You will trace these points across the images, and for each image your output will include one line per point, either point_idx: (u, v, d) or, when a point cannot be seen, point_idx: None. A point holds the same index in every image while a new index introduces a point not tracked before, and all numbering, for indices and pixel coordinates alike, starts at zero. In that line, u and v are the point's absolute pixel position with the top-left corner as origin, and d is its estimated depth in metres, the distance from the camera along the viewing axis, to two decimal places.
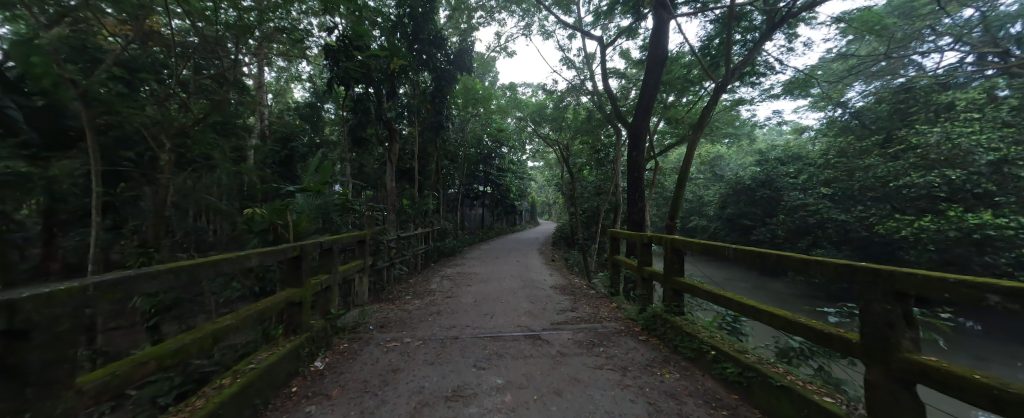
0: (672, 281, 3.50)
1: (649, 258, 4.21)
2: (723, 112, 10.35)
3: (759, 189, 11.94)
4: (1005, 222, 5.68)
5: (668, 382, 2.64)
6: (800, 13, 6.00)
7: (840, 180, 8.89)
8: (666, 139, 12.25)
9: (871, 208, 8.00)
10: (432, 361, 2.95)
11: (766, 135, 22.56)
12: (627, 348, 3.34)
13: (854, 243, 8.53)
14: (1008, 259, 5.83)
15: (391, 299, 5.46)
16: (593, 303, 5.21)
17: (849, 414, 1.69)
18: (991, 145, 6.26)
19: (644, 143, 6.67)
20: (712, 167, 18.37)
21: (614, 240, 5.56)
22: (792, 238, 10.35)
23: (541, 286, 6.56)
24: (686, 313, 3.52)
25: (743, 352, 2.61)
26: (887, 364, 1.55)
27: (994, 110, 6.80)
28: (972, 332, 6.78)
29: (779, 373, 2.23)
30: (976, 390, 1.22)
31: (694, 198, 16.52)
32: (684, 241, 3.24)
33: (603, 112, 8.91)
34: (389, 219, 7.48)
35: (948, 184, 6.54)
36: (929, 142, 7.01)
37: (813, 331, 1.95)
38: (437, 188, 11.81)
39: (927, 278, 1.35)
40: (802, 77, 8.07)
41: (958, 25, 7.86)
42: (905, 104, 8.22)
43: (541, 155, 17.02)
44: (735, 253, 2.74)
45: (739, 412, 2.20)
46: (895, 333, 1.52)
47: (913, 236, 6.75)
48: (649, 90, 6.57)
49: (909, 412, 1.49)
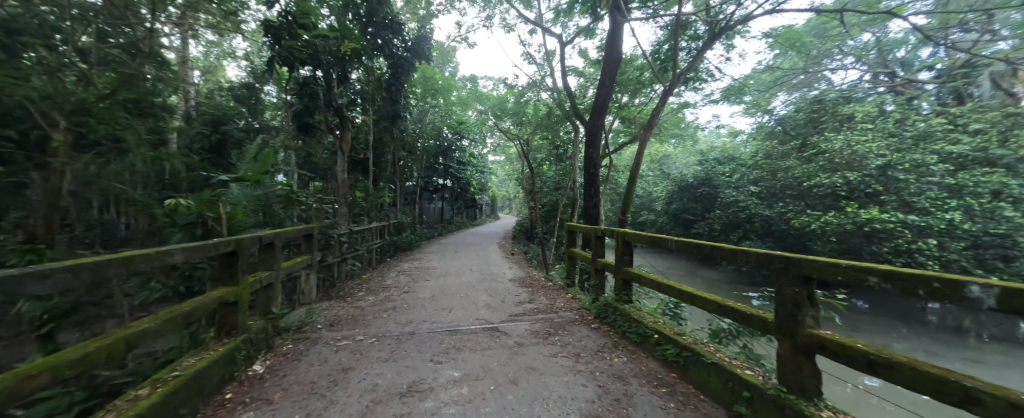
0: (623, 271, 3.71)
1: (602, 251, 4.41)
2: (671, 114, 11.09)
3: (700, 188, 12.99)
4: (893, 218, 6.62)
5: (616, 365, 2.82)
6: (736, 25, 6.54)
7: (765, 179, 9.95)
8: (620, 139, 12.84)
9: (790, 205, 9.08)
10: (386, 357, 2.87)
11: (706, 139, 24.55)
12: (580, 335, 3.51)
13: (776, 235, 9.66)
14: (888, 248, 6.93)
15: (343, 296, 5.21)
16: (550, 295, 5.38)
17: (765, 386, 1.93)
18: (879, 151, 7.33)
19: (600, 140, 6.95)
20: (660, 165, 19.57)
21: (571, 233, 5.76)
22: (727, 231, 11.44)
23: (499, 279, 6.62)
24: (634, 301, 3.77)
25: (681, 334, 2.86)
26: (794, 339, 1.79)
27: (884, 122, 7.97)
28: (860, 310, 8.00)
29: (710, 352, 2.48)
30: (858, 357, 1.46)
31: (644, 194, 17.60)
32: (633, 234, 3.44)
33: (561, 109, 9.12)
34: (340, 212, 7.06)
35: (848, 184, 7.62)
36: (834, 147, 8.12)
37: (738, 313, 2.20)
38: (394, 180, 11.36)
39: (825, 264, 1.60)
40: (737, 85, 8.87)
41: (859, 47, 9.20)
42: (817, 114, 9.43)
43: (503, 151, 16.97)
44: (676, 245, 2.97)
45: (676, 389, 2.43)
46: (801, 312, 1.76)
47: (820, 229, 7.79)
48: (605, 91, 6.83)
49: (810, 379, 1.74)
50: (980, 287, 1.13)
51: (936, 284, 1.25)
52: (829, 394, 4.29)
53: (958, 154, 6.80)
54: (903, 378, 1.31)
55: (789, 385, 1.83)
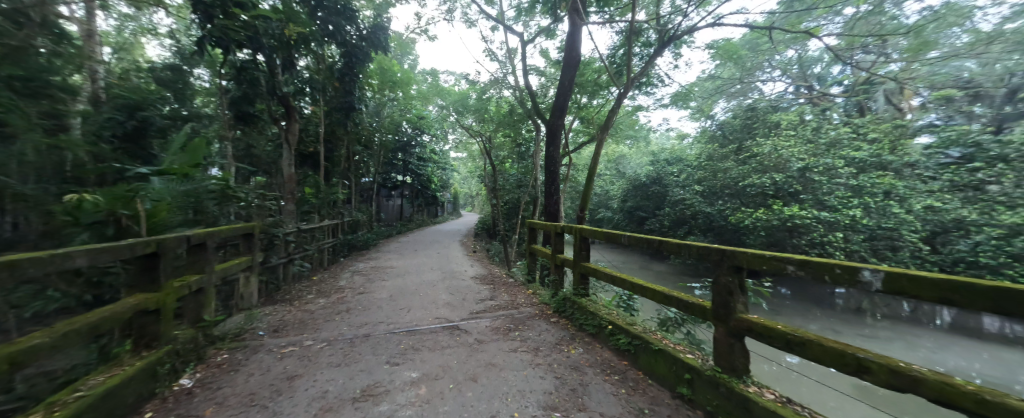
0: (580, 266, 3.85)
1: (561, 247, 4.53)
2: (625, 116, 11.65)
3: (652, 187, 13.81)
4: (811, 215, 7.50)
5: (573, 356, 2.93)
6: (683, 35, 7.02)
7: (708, 179, 10.76)
8: (579, 138, 13.24)
9: (728, 202, 9.96)
10: (338, 362, 2.73)
11: (657, 140, 26.10)
12: (539, 330, 3.59)
13: (716, 230, 10.55)
14: (805, 241, 7.82)
15: (289, 299, 4.85)
16: (511, 291, 5.43)
17: (703, 367, 2.11)
18: (799, 156, 8.28)
19: (559, 139, 7.11)
20: (616, 164, 20.46)
21: (532, 230, 5.84)
22: (675, 227, 12.28)
23: (460, 277, 6.56)
24: (591, 294, 3.93)
25: (633, 324, 3.03)
26: (727, 324, 1.99)
27: (805, 129, 9.00)
28: (784, 295, 9.02)
29: (657, 339, 2.67)
30: (778, 336, 1.66)
31: (602, 192, 18.33)
32: (591, 230, 3.58)
33: (523, 107, 9.17)
34: (287, 209, 6.55)
35: (775, 184, 8.52)
36: (764, 151, 9.02)
37: (682, 303, 2.39)
38: (347, 176, 10.76)
39: (754, 255, 1.79)
40: (684, 91, 9.51)
41: (785, 62, 10.33)
42: (751, 121, 10.41)
43: (464, 147, 16.75)
44: (629, 240, 3.14)
45: (627, 375, 2.58)
46: (733, 299, 1.95)
47: (752, 224, 8.64)
48: (564, 91, 7.01)
49: (740, 358, 1.95)
50: (871, 272, 1.35)
51: (838, 270, 1.46)
52: (756, 372, 4.79)
53: (860, 159, 7.91)
54: (814, 353, 1.51)
55: (723, 365, 2.03)
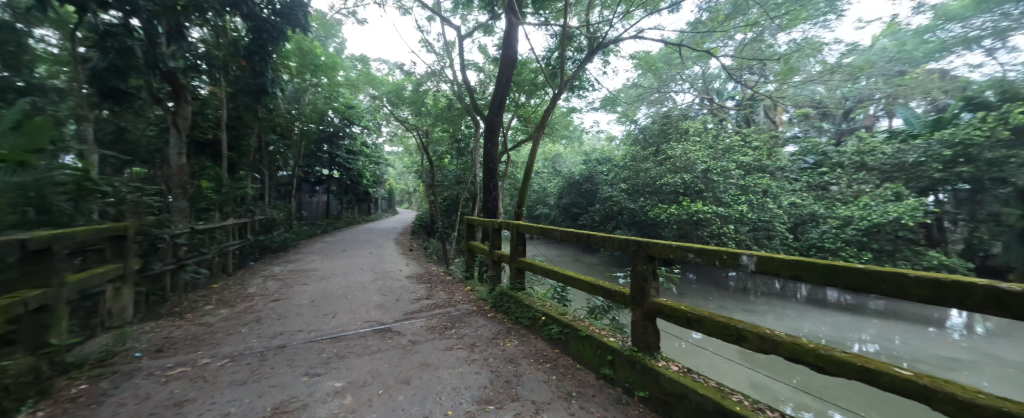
0: (516, 261, 3.93)
1: (498, 243, 4.57)
2: (561, 116, 12.18)
3: (585, 184, 14.71)
4: (713, 211, 8.68)
5: (508, 349, 2.99)
6: (610, 44, 7.57)
7: (631, 178, 11.79)
8: (518, 136, 13.48)
9: (647, 199, 11.06)
10: (244, 379, 2.40)
11: (590, 140, 27.82)
12: (476, 326, 3.59)
13: (638, 224, 11.63)
14: (705, 233, 9.03)
15: (181, 312, 4.13)
16: (448, 289, 5.32)
17: (623, 348, 2.33)
18: (703, 159, 9.52)
19: (498, 136, 7.13)
20: (553, 162, 21.28)
21: (470, 227, 5.80)
22: (604, 222, 13.23)
23: (394, 277, 6.25)
24: (526, 288, 4.05)
25: (564, 314, 3.20)
26: (642, 307, 2.22)
27: (709, 136, 10.34)
28: (690, 280, 10.34)
29: (584, 326, 2.87)
30: (680, 316, 1.92)
31: (539, 189, 18.96)
32: (526, 225, 3.68)
33: (462, 102, 8.98)
34: (177, 206, 5.53)
35: (685, 184, 9.68)
36: (676, 154, 10.16)
37: (606, 291, 2.60)
38: (259, 168, 9.47)
39: (664, 245, 2.02)
40: (611, 97, 10.25)
41: (693, 77, 11.81)
42: (667, 127, 11.64)
43: (399, 141, 15.89)
44: (561, 234, 3.30)
45: (558, 361, 2.73)
46: (647, 285, 2.17)
47: (666, 219, 9.71)
48: (502, 89, 7.05)
49: (652, 337, 2.19)
50: (747, 256, 1.63)
51: (724, 256, 1.74)
52: (667, 349, 5.42)
53: (747, 163, 9.38)
54: (708, 328, 1.77)
55: (638, 345, 2.26)
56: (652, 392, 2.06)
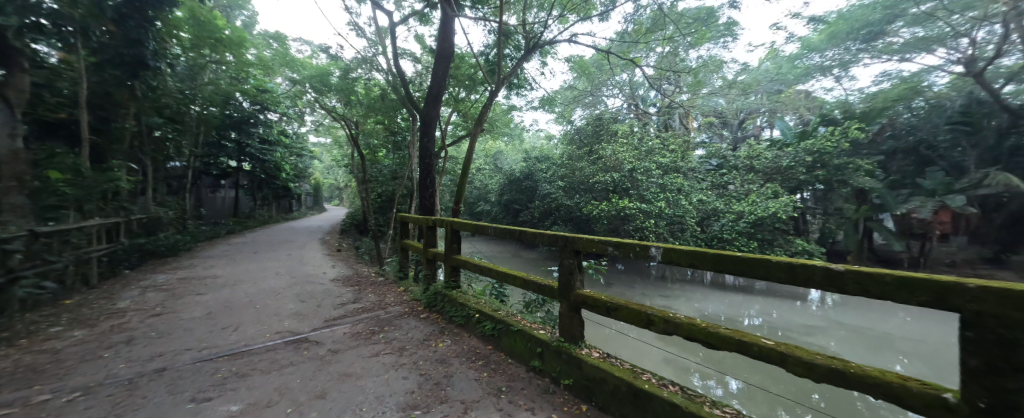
0: (451, 259, 3.84)
1: (434, 241, 4.42)
2: (501, 114, 12.17)
3: (525, 181, 15.02)
4: (637, 207, 9.47)
5: (440, 350, 2.91)
6: (545, 45, 7.80)
7: (568, 176, 12.31)
8: (458, 131, 13.19)
9: (580, 196, 11.66)
10: (102, 415, 1.97)
11: (531, 137, 28.42)
12: (407, 328, 3.43)
13: (574, 220, 12.24)
14: (630, 227, 9.84)
15: (13, 338, 3.25)
16: (379, 291, 5.01)
17: (552, 339, 2.42)
18: (629, 159, 10.33)
19: (435, 130, 6.84)
20: (494, 159, 21.34)
21: (403, 224, 5.52)
22: (543, 218, 13.67)
23: (317, 281, 5.69)
24: (461, 286, 3.99)
25: (498, 310, 3.22)
26: (569, 299, 2.31)
27: (635, 139, 11.22)
28: (618, 270, 11.23)
29: (516, 320, 2.92)
30: (601, 306, 2.06)
31: (480, 186, 18.87)
32: (461, 223, 3.62)
33: (398, 94, 8.44)
34: (6, 203, 4.20)
35: (614, 182, 10.43)
36: (607, 155, 10.81)
37: (536, 285, 2.67)
38: (138, 157, 7.84)
39: (588, 240, 2.13)
40: (549, 99, 10.55)
41: (621, 83, 12.74)
42: (599, 128, 12.19)
43: (324, 132, 14.46)
44: (496, 231, 3.30)
45: (490, 358, 2.73)
46: (573, 277, 2.28)
47: (597, 214, 10.35)
48: (438, 81, 6.80)
49: (577, 328, 2.31)
50: (656, 248, 1.81)
51: (637, 248, 1.90)
52: (593, 337, 5.76)
53: (665, 163, 10.41)
54: (624, 315, 1.92)
55: (565, 336, 2.37)
56: (575, 380, 2.18)
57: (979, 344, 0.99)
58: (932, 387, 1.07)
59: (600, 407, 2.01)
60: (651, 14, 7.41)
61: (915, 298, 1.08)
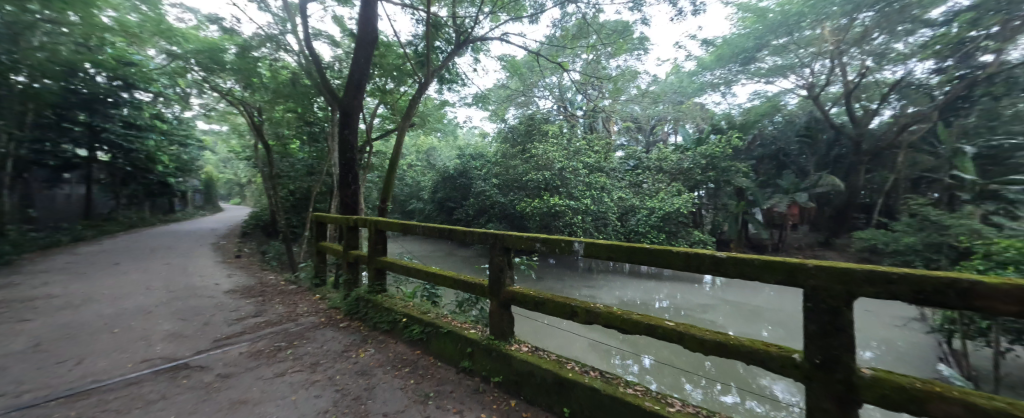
0: (374, 261, 3.56)
1: (355, 242, 4.06)
2: (432, 108, 11.71)
3: (459, 179, 14.76)
4: (566, 204, 9.99)
5: (361, 360, 2.68)
6: (477, 41, 7.67)
7: (502, 174, 12.33)
8: (385, 125, 12.33)
9: (513, 193, 11.83)
10: None
11: (465, 135, 28.06)
12: (323, 340, 3.09)
13: (507, 217, 12.44)
14: (560, 223, 10.33)
15: None
16: (289, 301, 4.43)
17: (483, 338, 2.39)
18: (559, 158, 10.81)
19: (358, 122, 6.24)
20: (427, 155, 20.58)
21: (319, 225, 4.96)
22: (477, 216, 13.59)
23: (207, 294, 4.81)
24: (388, 290, 3.73)
25: (427, 312, 3.08)
26: (499, 296, 2.30)
27: (564, 139, 11.78)
28: (550, 264, 11.74)
29: (447, 321, 2.82)
30: (529, 301, 2.09)
31: (412, 183, 18.05)
32: (386, 222, 3.38)
33: (313, 80, 7.50)
34: None
35: (545, 180, 10.86)
36: (539, 154, 11.07)
37: (467, 284, 2.60)
38: None
39: (518, 237, 2.15)
40: (482, 96, 10.47)
41: (551, 85, 13.29)
42: (531, 128, 12.48)
43: (218, 119, 12.29)
44: (424, 230, 3.13)
45: (418, 363, 2.59)
46: (503, 274, 2.27)
47: (530, 211, 10.59)
48: (360, 69, 6.16)
49: (507, 324, 2.32)
50: (579, 243, 1.90)
51: (562, 243, 1.97)
52: (523, 334, 5.88)
53: (590, 163, 11.12)
54: (551, 309, 1.97)
55: (496, 333, 2.36)
56: (504, 376, 2.19)
57: (814, 312, 1.21)
58: (786, 350, 1.30)
59: (528, 400, 2.04)
60: (576, 22, 7.86)
61: (772, 277, 1.30)
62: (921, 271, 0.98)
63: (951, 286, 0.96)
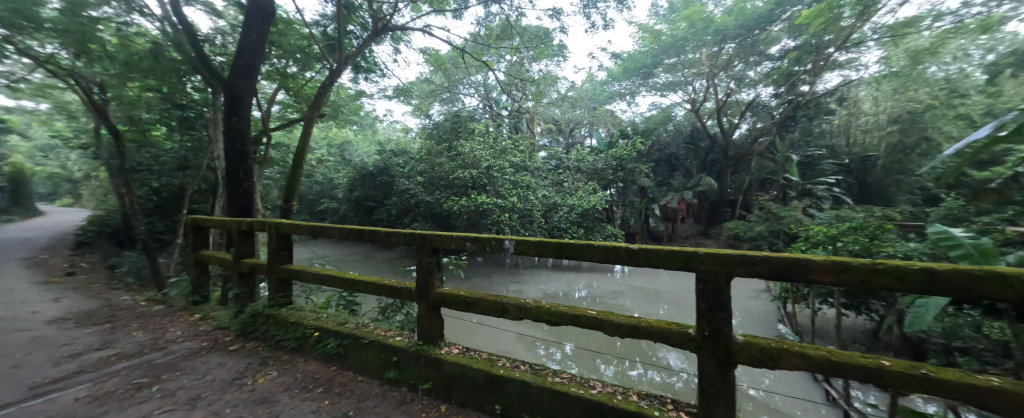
0: (277, 270, 3.08)
1: (250, 249, 3.46)
2: (346, 99, 10.68)
3: (379, 176, 13.78)
4: (494, 202, 10.06)
5: (260, 387, 2.28)
6: (396, 29, 7.19)
7: (428, 172, 11.82)
8: (289, 114, 10.85)
9: (439, 193, 11.39)
10: None
11: (385, 129, 26.30)
12: (206, 369, 2.56)
13: (434, 217, 12.04)
14: (488, 221, 10.39)
15: None
16: (153, 326, 3.57)
17: (410, 345, 2.24)
18: (486, 156, 10.82)
19: (250, 108, 5.31)
20: (341, 150, 18.79)
21: (200, 231, 4.11)
22: (401, 216, 12.86)
23: (20, 328, 3.60)
24: (294, 302, 3.26)
25: (344, 323, 2.77)
26: (428, 300, 2.17)
27: (490, 138, 11.76)
28: (478, 262, 11.73)
29: (369, 331, 2.57)
30: (459, 302, 2.02)
31: (324, 180, 16.34)
32: (290, 224, 2.94)
33: (188, 55, 6.16)
34: None
35: (472, 179, 10.78)
36: (466, 151, 10.94)
37: (390, 289, 2.40)
38: None
39: (447, 237, 2.05)
40: (402, 89, 9.86)
41: (476, 83, 13.24)
42: (457, 125, 12.37)
43: (34, 95, 9.27)
44: (338, 233, 2.80)
45: (334, 381, 2.32)
46: (432, 276, 2.15)
47: (459, 210, 10.35)
48: (252, 46, 5.23)
49: (437, 327, 2.21)
50: (509, 241, 1.90)
51: (492, 241, 1.94)
52: (451, 335, 5.74)
53: (516, 162, 11.33)
54: (481, 308, 1.93)
55: (425, 338, 2.23)
56: (435, 381, 2.08)
57: (702, 292, 1.38)
58: (684, 327, 1.47)
59: (459, 403, 1.97)
60: (500, 23, 7.87)
61: (673, 265, 1.45)
62: (775, 254, 1.19)
63: (794, 264, 1.19)
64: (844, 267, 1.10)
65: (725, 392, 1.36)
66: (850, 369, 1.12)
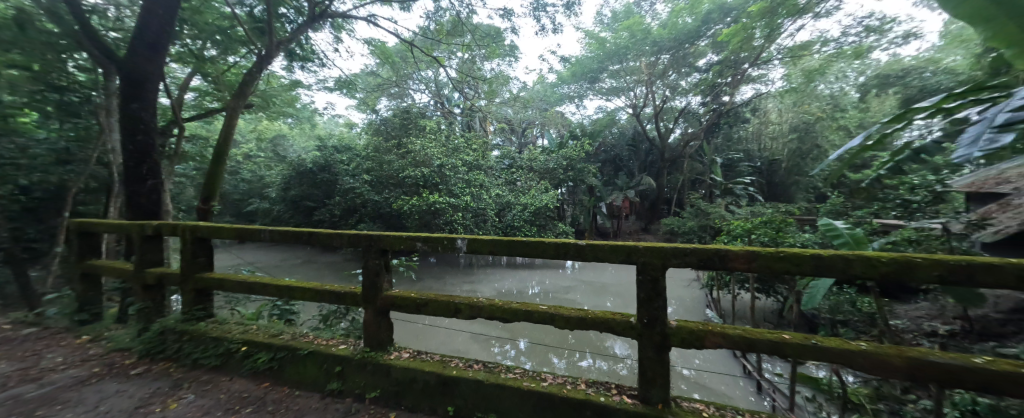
0: (193, 279, 2.71)
1: (158, 256, 3.00)
2: (279, 88, 9.72)
3: (320, 174, 12.75)
4: (446, 201, 9.85)
5: (173, 413, 1.99)
6: (337, 17, 6.68)
7: (375, 170, 11.08)
8: (208, 103, 9.60)
9: (388, 192, 10.82)
10: None
11: (326, 123, 24.50)
12: (99, 398, 2.17)
13: (382, 217, 11.46)
14: (439, 221, 10.16)
15: None
16: (21, 353, 2.93)
17: (355, 352, 2.11)
18: (437, 154, 10.56)
19: (154, 94, 4.56)
20: (274, 144, 17.11)
21: (89, 238, 3.46)
22: (345, 216, 12.02)
23: None
24: (216, 314, 2.90)
25: (278, 334, 2.53)
26: (375, 304, 2.06)
27: (442, 136, 11.41)
28: (429, 263, 11.42)
29: (307, 341, 2.37)
30: (409, 304, 1.95)
31: (254, 178, 14.77)
32: (210, 228, 2.61)
33: (71, 27, 5.13)
34: None
35: (422, 178, 10.45)
36: (416, 149, 10.59)
37: (333, 294, 2.24)
38: None
39: (396, 237, 1.96)
40: (345, 82, 9.22)
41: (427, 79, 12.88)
42: (406, 121, 11.97)
43: None
44: (270, 236, 2.54)
45: (267, 398, 2.10)
46: (379, 278, 2.04)
47: (409, 209, 9.94)
48: (157, 23, 4.48)
49: (385, 331, 2.11)
50: (461, 240, 1.87)
51: (443, 241, 1.91)
52: (401, 340, 5.52)
53: (468, 161, 11.16)
54: (432, 309, 1.88)
55: (372, 344, 2.12)
56: (383, 389, 1.99)
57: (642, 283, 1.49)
58: (626, 316, 1.58)
59: (409, 409, 1.90)
60: (451, 18, 7.70)
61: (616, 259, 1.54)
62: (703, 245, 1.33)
63: (718, 254, 1.33)
64: (755, 255, 1.26)
65: (661, 373, 1.48)
66: (760, 344, 1.28)
